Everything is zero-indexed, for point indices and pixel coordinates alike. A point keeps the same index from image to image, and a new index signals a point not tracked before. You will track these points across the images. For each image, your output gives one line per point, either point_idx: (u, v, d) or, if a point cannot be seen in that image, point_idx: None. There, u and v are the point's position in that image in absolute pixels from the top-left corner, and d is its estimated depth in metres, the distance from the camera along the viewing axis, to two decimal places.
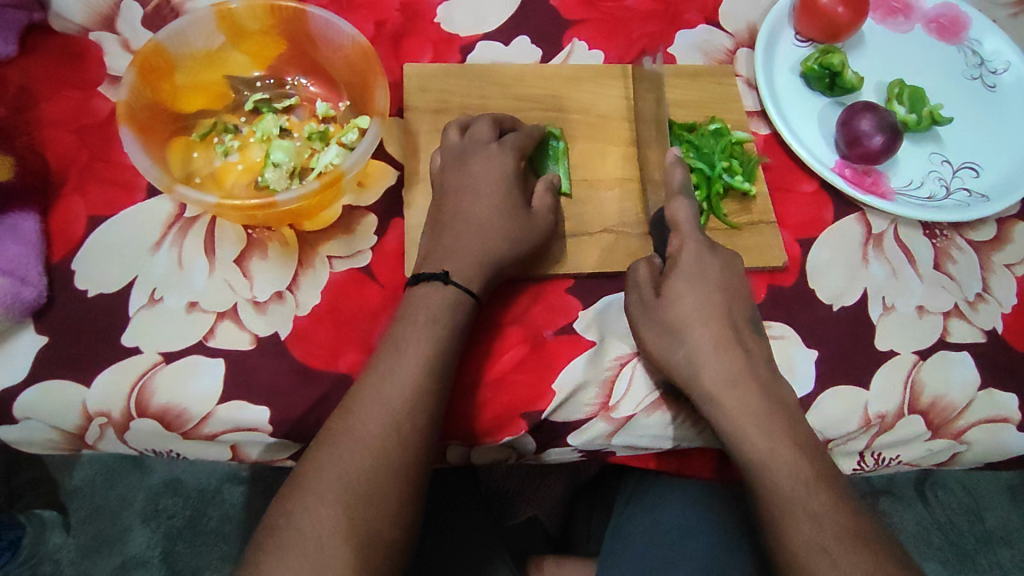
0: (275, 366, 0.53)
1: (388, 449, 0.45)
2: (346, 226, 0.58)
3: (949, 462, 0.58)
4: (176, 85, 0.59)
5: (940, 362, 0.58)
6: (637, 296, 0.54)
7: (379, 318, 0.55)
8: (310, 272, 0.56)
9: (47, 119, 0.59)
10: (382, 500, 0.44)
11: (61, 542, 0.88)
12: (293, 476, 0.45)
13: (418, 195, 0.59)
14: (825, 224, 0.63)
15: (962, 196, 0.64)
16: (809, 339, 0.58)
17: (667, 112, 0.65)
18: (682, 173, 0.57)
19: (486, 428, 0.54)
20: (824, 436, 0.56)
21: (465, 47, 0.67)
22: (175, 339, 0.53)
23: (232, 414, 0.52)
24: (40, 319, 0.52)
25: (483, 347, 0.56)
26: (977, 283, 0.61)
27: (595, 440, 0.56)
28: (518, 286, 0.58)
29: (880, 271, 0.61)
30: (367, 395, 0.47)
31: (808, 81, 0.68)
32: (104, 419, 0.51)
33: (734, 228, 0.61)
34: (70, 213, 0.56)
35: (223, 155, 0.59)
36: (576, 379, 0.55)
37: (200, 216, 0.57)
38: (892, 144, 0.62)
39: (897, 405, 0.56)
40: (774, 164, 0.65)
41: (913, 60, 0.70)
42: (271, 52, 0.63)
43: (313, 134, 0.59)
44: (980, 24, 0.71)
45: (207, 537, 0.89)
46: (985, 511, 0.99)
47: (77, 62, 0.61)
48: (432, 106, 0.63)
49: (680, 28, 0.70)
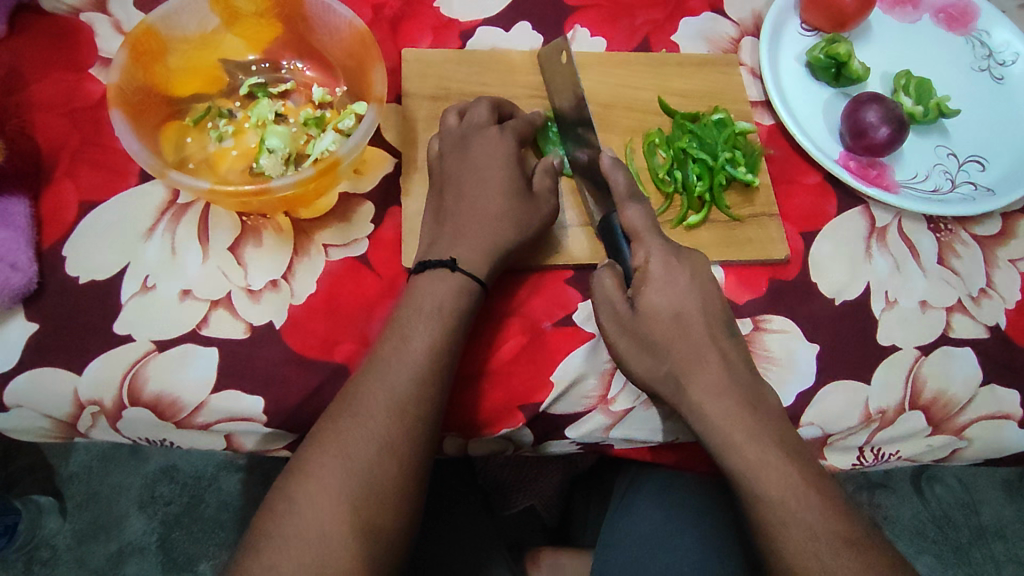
0: (269, 355, 0.52)
1: (389, 438, 0.45)
2: (342, 214, 0.57)
3: (950, 458, 0.57)
4: (170, 69, 0.58)
5: (944, 358, 0.57)
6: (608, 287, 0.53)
7: (376, 309, 0.55)
8: (306, 260, 0.55)
9: (38, 102, 0.57)
10: (384, 489, 0.44)
11: (57, 528, 0.87)
12: (292, 463, 0.44)
13: (416, 183, 0.58)
14: (829, 216, 0.62)
15: (968, 189, 0.64)
16: (810, 333, 0.57)
17: (670, 101, 0.64)
18: (623, 177, 0.54)
19: (483, 420, 0.54)
20: (824, 431, 0.55)
21: (465, 32, 0.66)
22: (167, 328, 0.52)
23: (226, 404, 0.51)
24: (31, 305, 0.51)
25: (480, 339, 0.55)
26: (981, 277, 0.61)
27: (594, 432, 0.55)
28: (518, 277, 0.58)
29: (884, 265, 0.60)
30: (369, 382, 0.46)
31: (813, 72, 0.67)
32: (96, 408, 0.50)
33: (736, 221, 0.60)
34: (61, 199, 0.55)
35: (217, 140, 0.58)
36: (574, 371, 0.54)
37: (195, 203, 0.56)
38: (897, 136, 0.61)
39: (899, 401, 0.56)
40: (778, 155, 0.64)
41: (921, 52, 0.69)
42: (267, 35, 0.61)
43: (309, 119, 0.58)
44: (990, 15, 0.70)
45: (203, 525, 0.89)
46: (981, 505, 0.98)
47: (68, 43, 0.60)
48: (431, 92, 0.62)
49: (685, 16, 0.69)
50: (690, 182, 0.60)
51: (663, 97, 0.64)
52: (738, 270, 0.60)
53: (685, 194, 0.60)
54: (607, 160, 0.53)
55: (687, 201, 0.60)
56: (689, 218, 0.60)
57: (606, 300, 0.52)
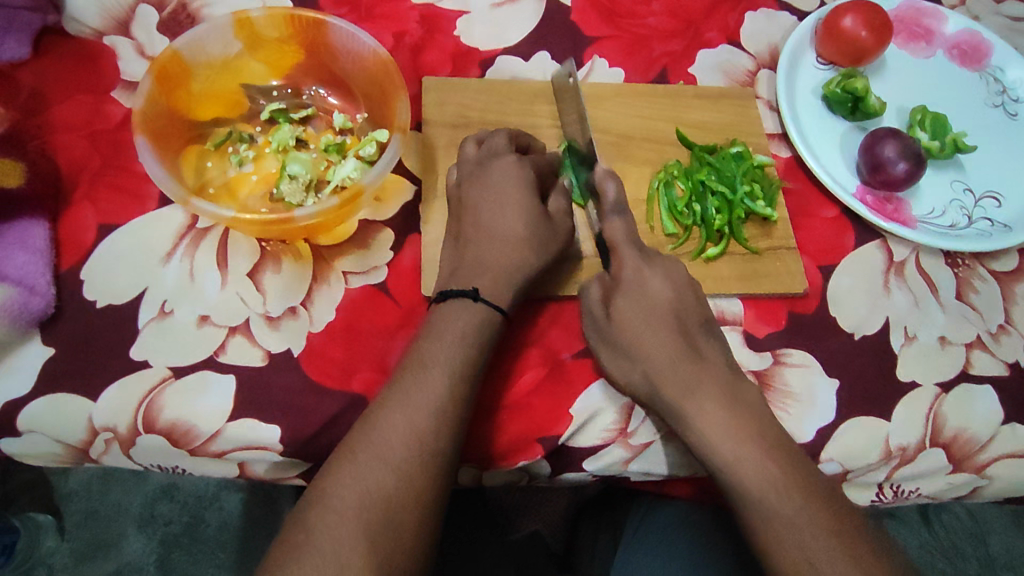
0: (287, 383, 0.52)
1: (408, 469, 0.44)
2: (361, 242, 0.57)
3: (970, 496, 0.56)
4: (193, 93, 0.58)
5: (964, 395, 0.57)
6: (614, 331, 0.53)
7: (394, 337, 0.54)
8: (324, 287, 0.55)
9: (60, 123, 0.57)
10: (402, 524, 0.43)
11: (54, 546, 0.86)
12: (310, 494, 0.44)
13: (435, 211, 0.58)
14: (845, 250, 0.62)
15: (985, 225, 0.64)
16: (829, 368, 0.57)
17: (687, 133, 0.64)
18: (614, 187, 0.54)
19: (500, 452, 0.53)
20: (844, 468, 0.55)
21: (484, 61, 0.66)
22: (185, 354, 0.52)
23: (242, 433, 0.50)
24: (47, 329, 0.51)
25: (499, 370, 0.55)
26: (1000, 314, 0.60)
27: (612, 466, 0.54)
28: (536, 306, 0.57)
29: (902, 300, 0.60)
30: (389, 411, 0.46)
31: (829, 105, 0.67)
32: (109, 435, 0.49)
33: (755, 253, 0.60)
34: (80, 222, 0.55)
35: (238, 165, 0.58)
36: (593, 404, 0.54)
37: (214, 227, 0.56)
38: (915, 172, 0.62)
39: (919, 438, 0.55)
40: (795, 188, 0.65)
41: (936, 87, 0.69)
42: (289, 61, 0.62)
43: (330, 146, 0.58)
44: (1002, 52, 0.70)
45: (203, 545, 0.88)
46: (990, 537, 0.97)
47: (91, 66, 0.60)
48: (450, 120, 0.62)
49: (701, 48, 0.69)
50: (708, 215, 0.60)
51: (681, 129, 0.64)
52: (756, 302, 0.59)
53: (703, 226, 0.60)
54: (601, 170, 0.55)
55: (705, 233, 0.60)
56: (708, 249, 0.60)
57: (594, 318, 0.54)
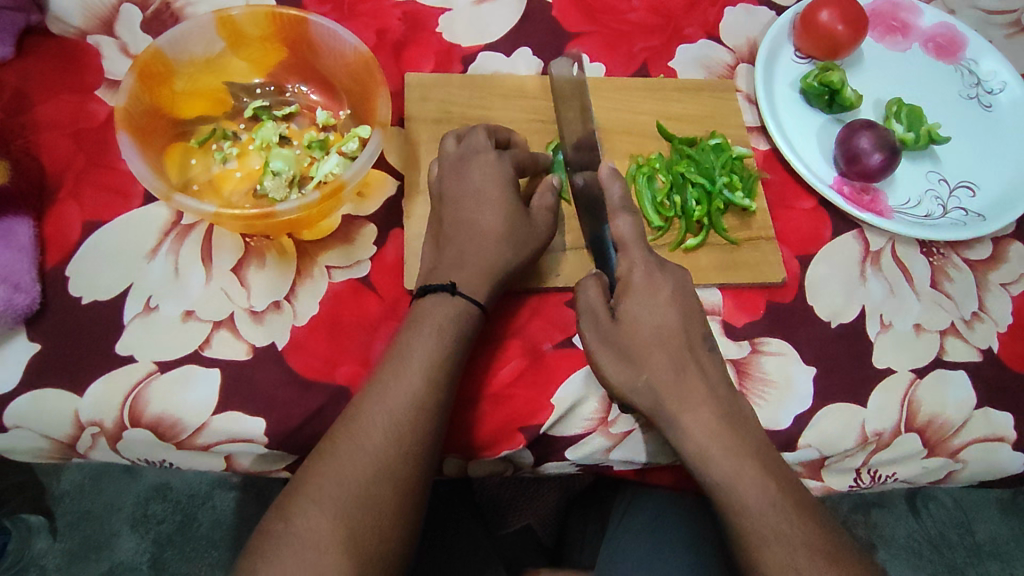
0: (272, 377, 0.52)
1: (388, 459, 0.45)
2: (345, 236, 0.58)
3: (945, 480, 0.58)
4: (176, 91, 0.58)
5: (938, 381, 0.58)
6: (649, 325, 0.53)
7: (377, 331, 0.55)
8: (308, 281, 0.56)
9: (44, 122, 0.58)
10: (381, 514, 0.44)
11: (47, 548, 0.86)
12: (291, 484, 0.44)
13: (418, 205, 0.59)
14: (823, 240, 0.63)
15: (959, 215, 0.65)
16: (806, 356, 0.58)
17: (667, 126, 0.65)
18: (620, 189, 0.54)
19: (483, 442, 0.54)
20: (821, 453, 0.56)
21: (466, 57, 0.67)
22: (170, 348, 0.52)
23: (227, 425, 0.51)
24: (33, 326, 0.52)
25: (481, 361, 0.56)
26: (973, 302, 0.62)
27: (593, 454, 0.55)
28: (519, 299, 0.58)
29: (878, 289, 0.61)
30: (369, 403, 0.47)
31: (807, 98, 0.68)
32: (96, 429, 0.50)
33: (734, 244, 0.61)
34: (65, 219, 0.55)
35: (222, 162, 0.58)
36: (574, 393, 0.55)
37: (198, 224, 0.57)
38: (890, 163, 0.63)
39: (894, 423, 0.56)
40: (774, 180, 0.66)
41: (912, 80, 0.71)
42: (271, 59, 0.62)
43: (313, 142, 0.59)
44: (977, 45, 0.71)
45: (196, 544, 0.88)
46: (975, 524, 0.98)
47: (75, 65, 0.61)
48: (433, 115, 0.63)
49: (681, 42, 0.70)
50: (688, 206, 0.61)
51: (661, 122, 0.65)
52: (734, 292, 0.60)
53: (683, 218, 0.61)
54: (607, 171, 0.53)
55: (686, 224, 0.61)
56: (688, 240, 0.61)
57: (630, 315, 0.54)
